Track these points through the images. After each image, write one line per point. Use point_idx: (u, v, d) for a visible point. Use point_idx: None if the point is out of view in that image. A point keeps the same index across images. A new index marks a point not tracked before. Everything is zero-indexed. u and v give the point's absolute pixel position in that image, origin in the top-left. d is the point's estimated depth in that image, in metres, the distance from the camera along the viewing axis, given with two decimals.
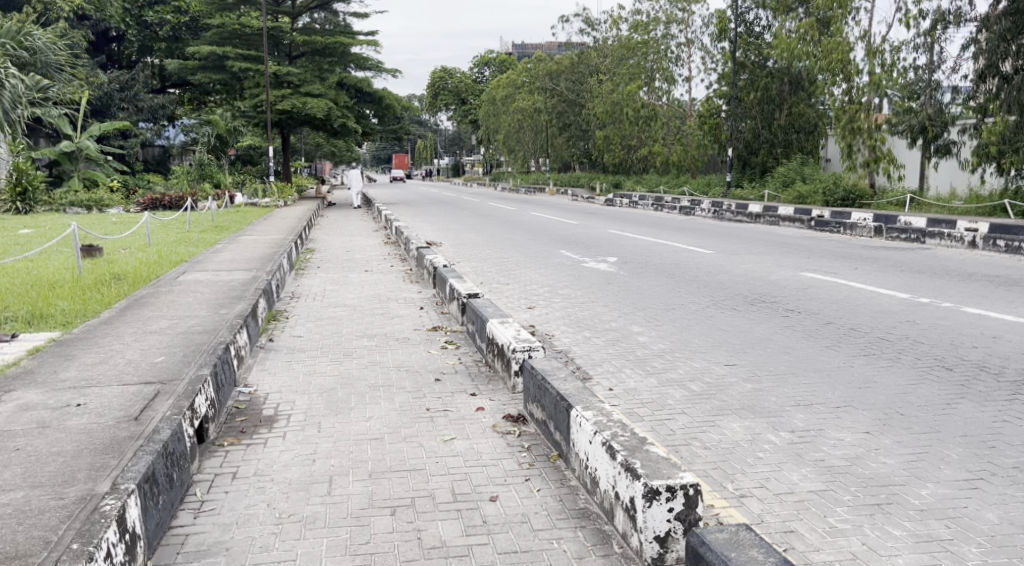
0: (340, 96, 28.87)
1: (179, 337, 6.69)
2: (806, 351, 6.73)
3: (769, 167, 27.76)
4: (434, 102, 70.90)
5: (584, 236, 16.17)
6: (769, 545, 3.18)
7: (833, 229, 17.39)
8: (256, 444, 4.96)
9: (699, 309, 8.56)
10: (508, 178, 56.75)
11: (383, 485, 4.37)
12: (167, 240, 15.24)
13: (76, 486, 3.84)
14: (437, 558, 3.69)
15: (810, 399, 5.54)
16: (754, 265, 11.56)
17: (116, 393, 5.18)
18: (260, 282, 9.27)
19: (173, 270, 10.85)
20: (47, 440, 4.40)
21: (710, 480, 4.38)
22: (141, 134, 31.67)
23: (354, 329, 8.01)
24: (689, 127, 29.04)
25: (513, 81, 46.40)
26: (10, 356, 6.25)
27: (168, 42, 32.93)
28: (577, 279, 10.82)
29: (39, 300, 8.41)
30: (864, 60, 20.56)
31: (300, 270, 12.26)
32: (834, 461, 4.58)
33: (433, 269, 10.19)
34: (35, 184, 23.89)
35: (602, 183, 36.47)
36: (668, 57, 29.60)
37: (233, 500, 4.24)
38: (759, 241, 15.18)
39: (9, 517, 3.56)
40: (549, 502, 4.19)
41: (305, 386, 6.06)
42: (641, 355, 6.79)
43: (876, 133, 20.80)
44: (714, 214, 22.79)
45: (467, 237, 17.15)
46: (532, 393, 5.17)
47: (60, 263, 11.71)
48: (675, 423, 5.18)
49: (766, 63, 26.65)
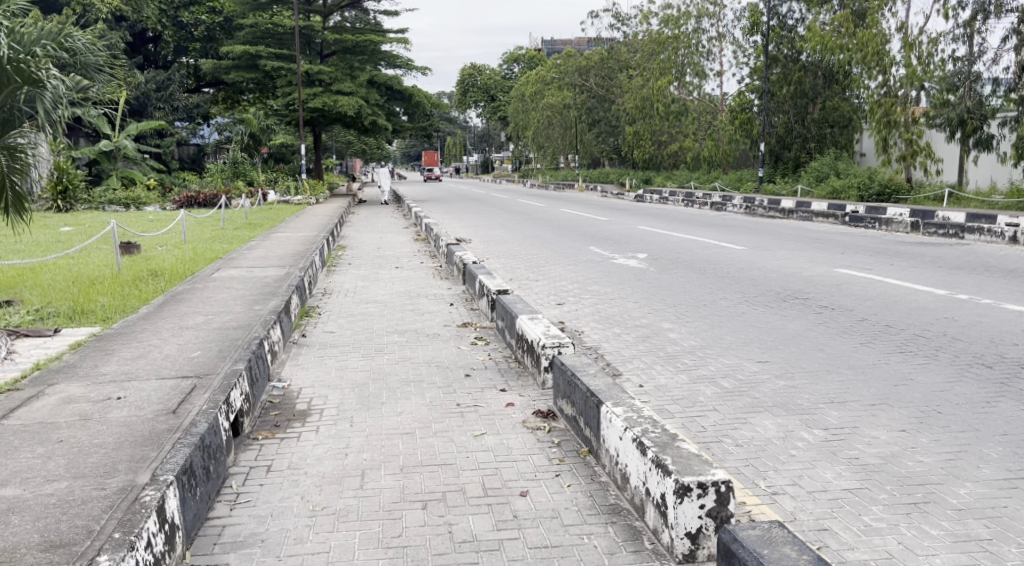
0: (371, 94, 28.97)
1: (215, 333, 6.80)
2: (840, 348, 6.66)
3: (803, 162, 27.44)
4: (464, 99, 71.28)
5: (615, 232, 16.04)
6: (802, 543, 3.17)
7: (868, 224, 17.16)
8: (290, 438, 5.04)
9: (731, 305, 8.52)
10: (538, 175, 56.72)
11: (414, 479, 4.43)
12: (201, 237, 15.40)
13: (117, 477, 3.94)
14: (469, 551, 3.73)
15: (844, 397, 5.50)
16: (787, 261, 11.44)
17: (155, 388, 5.29)
18: (293, 279, 9.38)
19: (207, 267, 11.00)
20: (89, 433, 4.51)
21: (742, 477, 4.37)
22: (176, 133, 32.09)
23: (386, 325, 8.08)
24: (721, 122, 28.81)
25: (542, 77, 46.27)
26: (52, 351, 6.39)
27: (203, 42, 33.36)
28: (608, 275, 10.79)
29: (79, 296, 8.60)
30: (901, 53, 20.27)
31: (332, 267, 12.40)
32: (869, 459, 4.55)
33: (464, 266, 10.22)
34: (75, 183, 24.39)
35: (632, 179, 36.30)
36: (699, 51, 29.60)
37: (268, 492, 4.31)
38: (791, 237, 15.01)
39: (54, 506, 3.66)
40: (581, 497, 4.21)
41: (338, 382, 6.13)
42: (671, 352, 6.78)
43: (913, 126, 20.54)
44: (745, 209, 22.59)
45: (497, 233, 17.07)
46: (562, 389, 5.18)
47: (100, 259, 11.93)
48: (707, 420, 5.18)
49: (800, 56, 26.32)
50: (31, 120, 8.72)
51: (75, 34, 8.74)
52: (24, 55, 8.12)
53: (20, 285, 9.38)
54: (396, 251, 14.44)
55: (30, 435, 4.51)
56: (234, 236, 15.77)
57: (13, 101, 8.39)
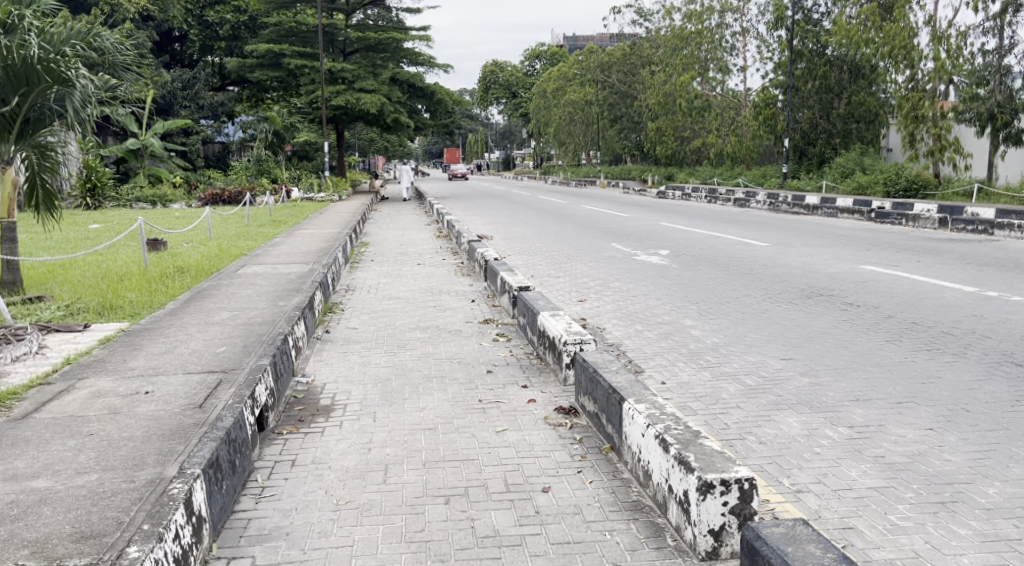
0: (393, 91, 29.06)
1: (240, 329, 6.87)
2: (865, 346, 6.61)
3: (828, 158, 27.21)
4: (486, 96, 71.38)
5: (637, 230, 15.98)
6: (827, 541, 3.17)
7: (894, 220, 16.99)
8: (314, 432, 5.10)
9: (754, 302, 8.48)
10: (559, 172, 56.64)
11: (437, 474, 4.46)
12: (226, 234, 15.55)
13: (145, 469, 4.01)
14: (491, 546, 3.75)
15: (870, 394, 5.47)
16: (812, 258, 11.36)
17: (182, 382, 5.37)
18: (316, 275, 9.45)
19: (232, 264, 11.08)
20: (118, 426, 4.58)
21: (765, 475, 4.37)
22: (202, 131, 32.41)
23: (408, 321, 8.13)
24: (744, 117, 28.58)
25: (564, 73, 46.21)
26: (82, 346, 6.51)
27: (228, 41, 33.56)
28: (630, 272, 10.77)
29: (108, 292, 8.72)
30: (929, 47, 20.01)
31: (355, 264, 12.46)
32: (895, 457, 4.52)
33: (485, 263, 10.24)
34: (104, 181, 24.73)
35: (655, 176, 36.15)
36: (723, 47, 29.42)
37: (293, 486, 4.36)
38: (817, 234, 14.86)
39: (85, 498, 3.73)
40: (602, 494, 4.22)
41: (361, 377, 6.19)
42: (694, 349, 6.76)
43: (942, 121, 20.26)
44: (769, 205, 22.47)
45: (519, 230, 17.08)
46: (584, 386, 5.19)
47: (127, 256, 12.07)
48: (730, 417, 5.17)
49: (825, 51, 26.04)
50: (62, 120, 8.86)
51: (103, 35, 8.78)
52: (53, 55, 8.18)
53: (51, 281, 9.55)
54: (417, 248, 14.51)
55: (61, 428, 4.59)
56: (259, 233, 15.93)
57: (44, 101, 8.52)
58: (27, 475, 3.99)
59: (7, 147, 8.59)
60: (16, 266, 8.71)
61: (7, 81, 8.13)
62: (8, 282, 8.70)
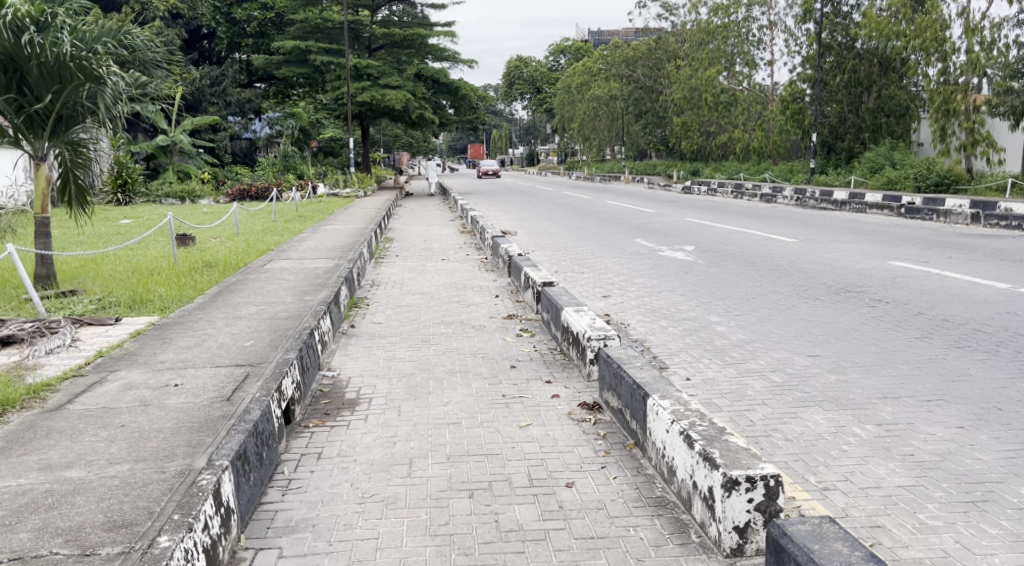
0: (417, 87, 29.21)
1: (267, 322, 6.96)
2: (894, 343, 6.56)
3: (856, 153, 26.90)
4: (510, 92, 71.45)
5: (662, 225, 15.95)
6: (854, 539, 3.16)
7: (925, 216, 16.79)
8: (339, 426, 5.15)
9: (781, 298, 8.42)
10: (583, 167, 56.54)
11: (461, 468, 4.49)
12: (253, 230, 15.70)
13: (176, 460, 4.08)
14: (515, 540, 3.77)
15: (899, 391, 5.43)
16: (840, 254, 11.25)
17: (210, 375, 5.45)
18: (342, 270, 9.53)
19: (260, 259, 11.20)
20: (149, 418, 4.66)
21: (792, 472, 4.35)
22: (230, 128, 32.71)
23: (432, 316, 8.18)
24: (771, 112, 28.34)
25: (589, 68, 46.09)
26: (113, 339, 6.61)
27: (255, 38, 33.72)
28: (654, 268, 10.75)
29: (139, 287, 8.84)
30: (962, 39, 19.71)
31: (380, 259, 12.55)
32: (924, 456, 4.48)
33: (509, 258, 10.26)
34: (134, 177, 25.14)
35: (680, 171, 36.00)
36: (749, 41, 29.16)
37: (319, 478, 4.42)
38: (844, 229, 14.71)
39: (117, 488, 3.80)
40: (626, 489, 4.23)
41: (386, 371, 6.24)
42: (719, 346, 6.73)
43: (974, 115, 19.96)
44: (796, 201, 22.27)
45: (542, 226, 17.10)
46: (608, 381, 5.20)
47: (158, 251, 12.25)
48: (756, 415, 5.14)
49: (854, 44, 25.73)
50: (94, 117, 9.02)
51: (132, 32, 8.89)
52: (85, 52, 8.29)
53: (83, 276, 9.72)
54: (442, 244, 14.57)
55: (94, 419, 4.68)
56: (286, 228, 16.07)
57: (76, 98, 8.66)
58: (61, 465, 4.07)
59: (42, 143, 8.73)
60: (50, 260, 8.84)
61: (41, 78, 8.25)
62: (42, 276, 8.84)
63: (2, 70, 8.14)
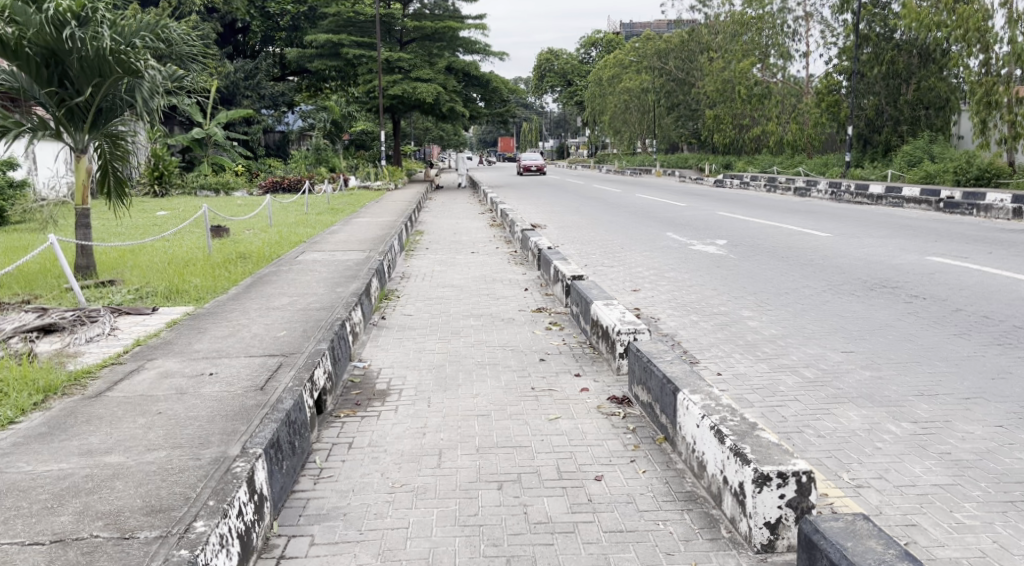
0: (449, 80, 29.28)
1: (300, 314, 7.04)
2: (931, 340, 6.47)
3: (893, 146, 26.46)
4: (541, 84, 71.38)
5: (693, 219, 15.86)
6: (888, 537, 3.13)
7: (964, 211, 16.53)
8: (370, 416, 5.20)
9: (815, 293, 8.34)
10: (614, 160, 56.30)
11: (490, 459, 4.52)
12: (286, 222, 15.87)
13: (211, 448, 4.16)
14: (544, 532, 3.80)
15: (936, 390, 5.36)
16: (877, 249, 11.09)
17: (244, 364, 5.54)
18: (373, 262, 9.58)
19: (292, 250, 11.32)
20: (185, 406, 4.75)
21: (824, 469, 4.32)
22: (263, 120, 32.98)
23: (462, 308, 8.22)
24: (806, 105, 28.04)
25: (621, 61, 45.84)
26: (150, 328, 6.73)
27: (289, 32, 33.96)
28: (685, 262, 10.69)
29: (175, 277, 8.98)
30: (1005, 30, 19.28)
31: (410, 251, 12.62)
32: (961, 454, 4.43)
33: (538, 251, 10.25)
34: (170, 169, 25.54)
35: (712, 165, 35.74)
36: (784, 32, 28.75)
37: (350, 468, 4.47)
38: (880, 224, 14.51)
39: (155, 474, 3.88)
40: (655, 484, 4.23)
41: (416, 362, 6.30)
42: (751, 341, 6.69)
43: (1017, 107, 19.50)
44: (831, 195, 21.97)
45: (572, 220, 17.11)
46: (637, 375, 5.20)
47: (193, 242, 12.44)
48: (788, 410, 5.12)
49: (893, 35, 25.25)
50: (132, 110, 9.20)
51: (171, 26, 9.01)
52: (124, 46, 8.44)
53: (122, 265, 9.91)
54: (471, 236, 14.62)
55: (131, 406, 4.77)
56: (318, 220, 16.22)
57: (116, 92, 8.83)
58: (101, 451, 4.16)
59: (82, 136, 8.86)
60: (90, 251, 9.01)
61: (81, 72, 8.41)
62: (82, 267, 9.01)
63: (44, 64, 8.30)
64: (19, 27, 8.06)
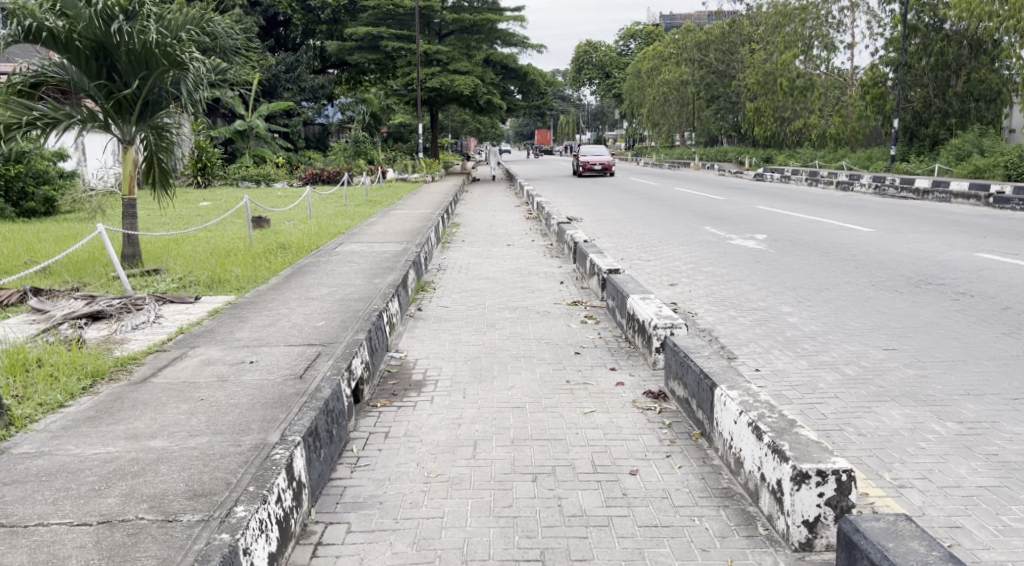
0: (486, 73, 29.29)
1: (338, 304, 7.12)
2: (978, 339, 6.33)
3: (941, 140, 25.97)
4: (579, 77, 71.13)
5: (732, 213, 15.73)
6: (931, 538, 3.09)
7: (1015, 206, 16.16)
8: (406, 406, 5.25)
9: (857, 290, 8.21)
10: (652, 153, 55.85)
11: (525, 452, 4.53)
12: (325, 214, 16.00)
13: (251, 434, 4.23)
14: (578, 526, 3.80)
15: (981, 389, 5.25)
16: (922, 245, 10.88)
17: (284, 353, 5.62)
18: (410, 255, 9.62)
19: (330, 241, 11.46)
20: (226, 393, 4.83)
21: (865, 468, 4.26)
22: (304, 113, 33.33)
23: (497, 301, 8.22)
24: (851, 97, 27.60)
25: (660, 53, 45.35)
26: (193, 316, 6.85)
27: (328, 24, 34.20)
28: (724, 256, 10.59)
29: (217, 266, 9.14)
30: None
31: (447, 243, 12.68)
32: (1009, 456, 4.34)
33: (574, 244, 10.23)
34: (213, 160, 25.89)
35: (752, 158, 35.31)
36: (829, 23, 28.29)
37: (387, 457, 4.52)
38: (925, 219, 14.25)
39: (197, 459, 3.96)
40: (691, 479, 4.22)
41: (451, 354, 6.33)
42: (790, 337, 6.61)
43: None
44: (875, 188, 21.65)
45: (609, 213, 17.07)
46: (674, 370, 5.17)
47: (234, 233, 12.62)
48: (828, 407, 5.06)
49: (942, 25, 24.65)
50: (178, 103, 9.32)
51: (215, 19, 9.12)
52: (170, 39, 8.58)
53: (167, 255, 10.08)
54: (507, 229, 14.66)
55: (176, 392, 4.87)
56: (356, 212, 16.34)
57: (162, 85, 8.96)
58: (146, 435, 4.26)
59: (130, 128, 9.02)
60: (135, 240, 9.21)
61: (129, 64, 8.58)
62: (129, 255, 9.21)
63: (93, 57, 8.50)
64: (69, 21, 8.26)
